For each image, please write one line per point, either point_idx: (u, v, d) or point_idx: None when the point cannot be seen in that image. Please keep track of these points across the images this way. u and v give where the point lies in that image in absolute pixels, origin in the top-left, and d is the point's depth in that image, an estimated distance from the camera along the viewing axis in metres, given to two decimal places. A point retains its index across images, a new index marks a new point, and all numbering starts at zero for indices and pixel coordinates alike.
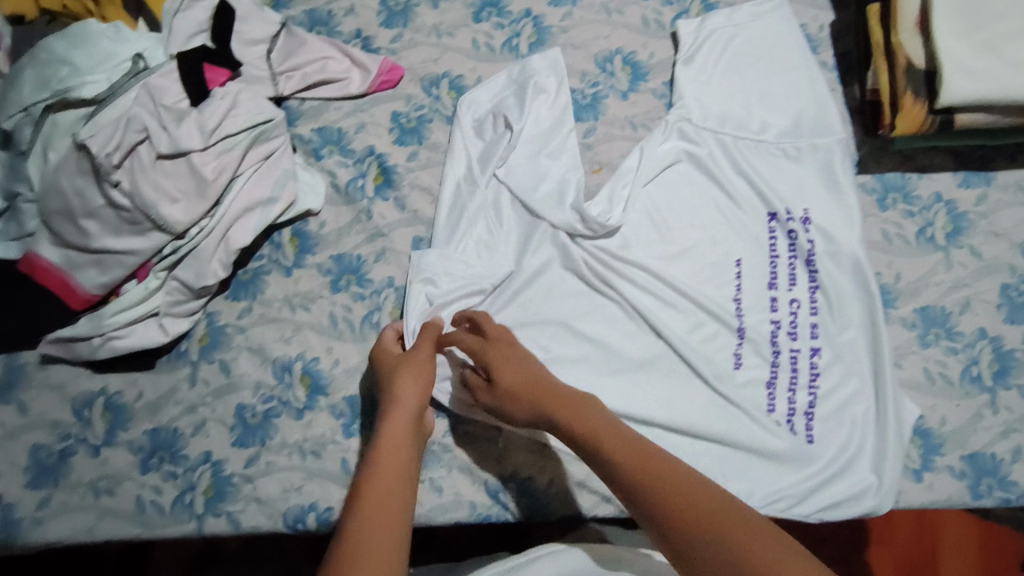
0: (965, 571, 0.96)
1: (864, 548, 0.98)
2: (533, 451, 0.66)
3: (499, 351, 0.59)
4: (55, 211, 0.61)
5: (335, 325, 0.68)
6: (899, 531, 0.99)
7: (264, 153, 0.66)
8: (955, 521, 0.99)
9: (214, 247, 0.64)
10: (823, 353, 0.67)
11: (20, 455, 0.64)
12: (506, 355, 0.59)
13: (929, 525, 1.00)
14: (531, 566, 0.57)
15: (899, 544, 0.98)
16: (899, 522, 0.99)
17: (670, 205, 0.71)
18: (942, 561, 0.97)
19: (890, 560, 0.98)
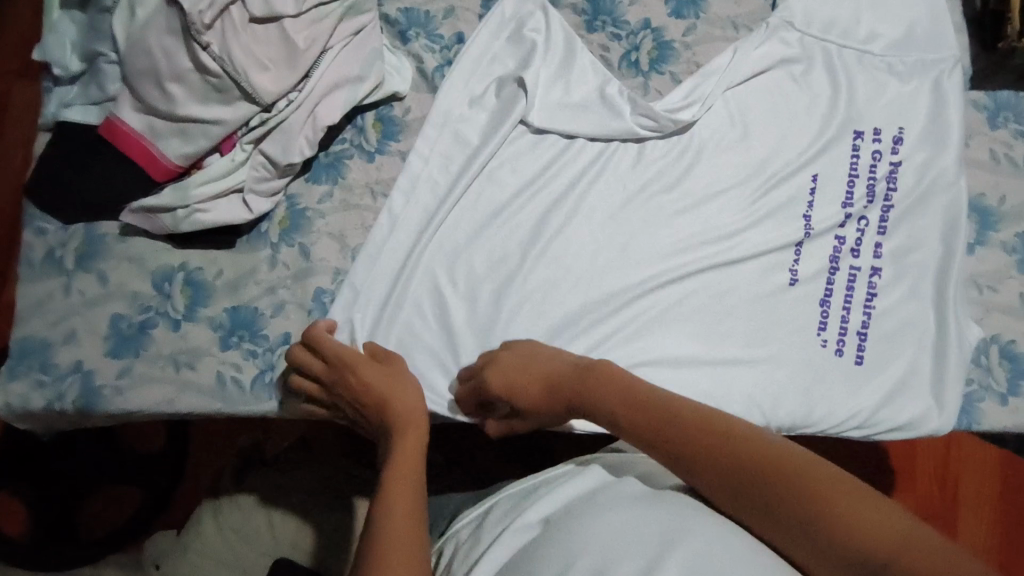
0: (982, 516, 0.97)
1: (889, 491, 0.97)
2: None
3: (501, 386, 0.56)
4: (142, 71, 0.60)
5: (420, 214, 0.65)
6: (921, 476, 0.98)
7: (355, 28, 0.64)
8: (977, 468, 0.98)
9: (302, 122, 0.62)
10: (928, 271, 0.64)
11: (100, 323, 0.63)
12: (512, 363, 0.56)
13: (953, 472, 0.98)
14: (573, 479, 0.52)
15: (923, 489, 0.98)
16: (921, 468, 0.98)
17: (757, 111, 0.67)
18: (962, 506, 0.97)
19: (911, 503, 0.97)
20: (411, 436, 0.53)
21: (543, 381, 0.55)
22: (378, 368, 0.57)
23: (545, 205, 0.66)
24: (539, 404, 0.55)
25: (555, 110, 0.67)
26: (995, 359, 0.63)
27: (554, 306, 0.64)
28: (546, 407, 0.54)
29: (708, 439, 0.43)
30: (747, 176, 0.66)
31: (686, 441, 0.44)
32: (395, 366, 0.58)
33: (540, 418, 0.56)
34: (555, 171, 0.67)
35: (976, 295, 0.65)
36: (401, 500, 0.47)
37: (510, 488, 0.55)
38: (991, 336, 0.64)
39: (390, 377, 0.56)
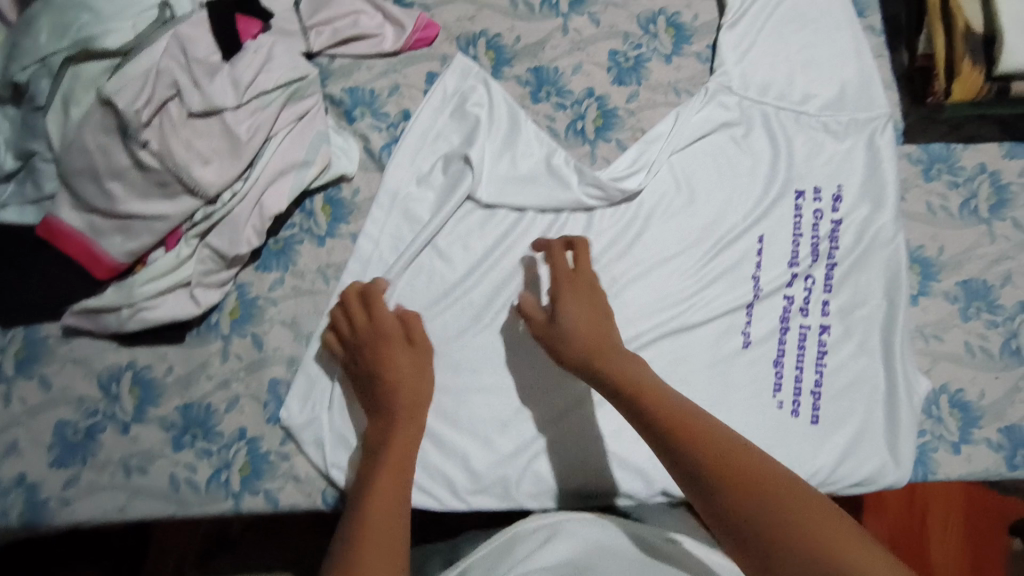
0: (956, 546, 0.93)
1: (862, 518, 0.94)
2: (554, 423, 0.64)
3: (577, 292, 0.58)
4: (79, 170, 0.57)
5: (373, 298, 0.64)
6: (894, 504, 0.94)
7: (299, 112, 0.62)
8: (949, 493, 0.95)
9: (248, 213, 0.60)
10: (874, 325, 0.66)
11: (44, 432, 0.61)
12: (586, 294, 0.58)
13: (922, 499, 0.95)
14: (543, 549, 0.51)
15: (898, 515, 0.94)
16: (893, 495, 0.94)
17: (701, 176, 0.68)
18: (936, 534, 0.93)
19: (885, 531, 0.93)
20: (406, 429, 0.54)
21: (599, 329, 0.56)
22: (405, 351, 0.59)
23: (500, 280, 0.66)
24: (577, 340, 0.55)
25: (505, 185, 0.67)
26: (945, 409, 0.65)
27: (514, 376, 0.65)
28: (582, 337, 0.55)
29: (722, 457, 0.44)
30: (694, 237, 0.67)
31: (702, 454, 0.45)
32: (423, 351, 0.60)
33: (562, 348, 0.56)
34: (509, 244, 0.67)
35: (923, 345, 0.66)
36: (382, 506, 0.49)
37: (478, 550, 0.54)
38: (940, 386, 0.66)
39: (412, 368, 0.58)
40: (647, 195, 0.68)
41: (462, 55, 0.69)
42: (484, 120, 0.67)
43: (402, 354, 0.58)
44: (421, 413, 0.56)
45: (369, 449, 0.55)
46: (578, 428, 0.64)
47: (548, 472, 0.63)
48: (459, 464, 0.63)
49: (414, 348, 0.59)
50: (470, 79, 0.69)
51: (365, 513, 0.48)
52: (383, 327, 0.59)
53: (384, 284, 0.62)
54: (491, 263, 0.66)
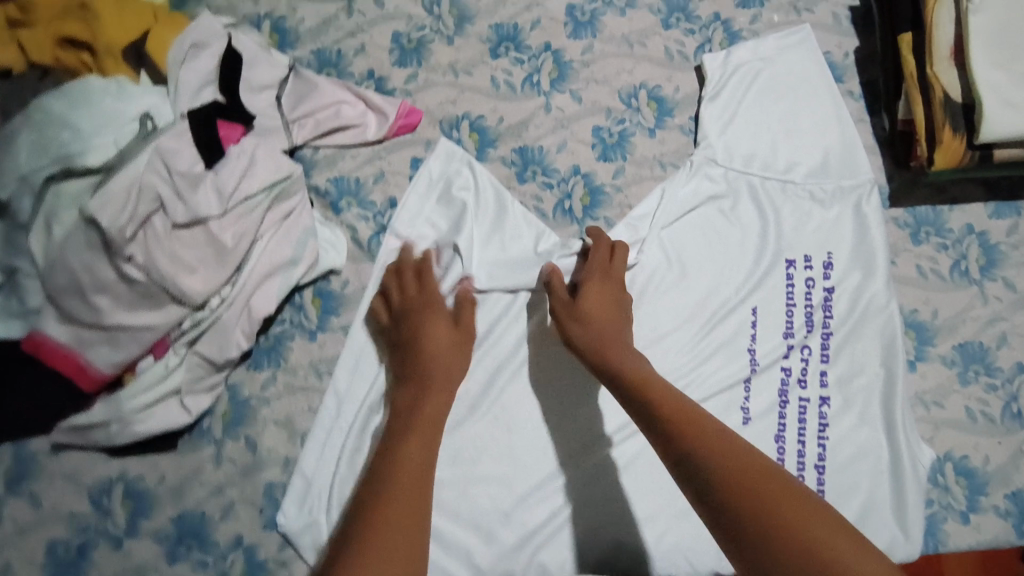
0: None
1: None
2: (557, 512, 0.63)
3: (604, 287, 0.62)
4: (63, 287, 0.57)
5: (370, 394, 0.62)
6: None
7: (285, 212, 0.62)
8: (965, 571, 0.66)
9: (237, 317, 0.60)
10: (874, 394, 0.65)
11: (36, 552, 0.59)
12: (609, 286, 0.62)
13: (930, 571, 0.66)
14: None
15: None
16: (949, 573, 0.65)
17: (692, 250, 0.68)
18: None
19: None
20: (436, 399, 0.55)
21: (611, 320, 0.60)
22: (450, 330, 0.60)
23: (496, 367, 0.65)
24: (596, 330, 0.59)
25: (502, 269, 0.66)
26: (949, 476, 0.65)
27: (514, 464, 0.64)
28: (598, 331, 0.59)
29: (724, 454, 0.48)
30: (686, 312, 0.67)
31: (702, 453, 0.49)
32: (464, 331, 0.61)
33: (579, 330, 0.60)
34: (504, 328, 0.66)
35: (924, 412, 0.66)
36: (411, 462, 0.50)
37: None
38: (943, 453, 0.65)
39: (453, 343, 0.59)
40: (639, 271, 0.67)
41: (445, 138, 0.69)
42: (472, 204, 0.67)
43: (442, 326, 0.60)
44: (452, 382, 0.57)
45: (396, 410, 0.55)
46: (586, 512, 0.63)
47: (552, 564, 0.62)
48: (462, 560, 0.62)
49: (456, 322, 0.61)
50: (456, 163, 0.68)
51: (395, 464, 0.50)
52: (434, 296, 0.61)
53: (431, 256, 0.65)
54: (487, 350, 0.66)
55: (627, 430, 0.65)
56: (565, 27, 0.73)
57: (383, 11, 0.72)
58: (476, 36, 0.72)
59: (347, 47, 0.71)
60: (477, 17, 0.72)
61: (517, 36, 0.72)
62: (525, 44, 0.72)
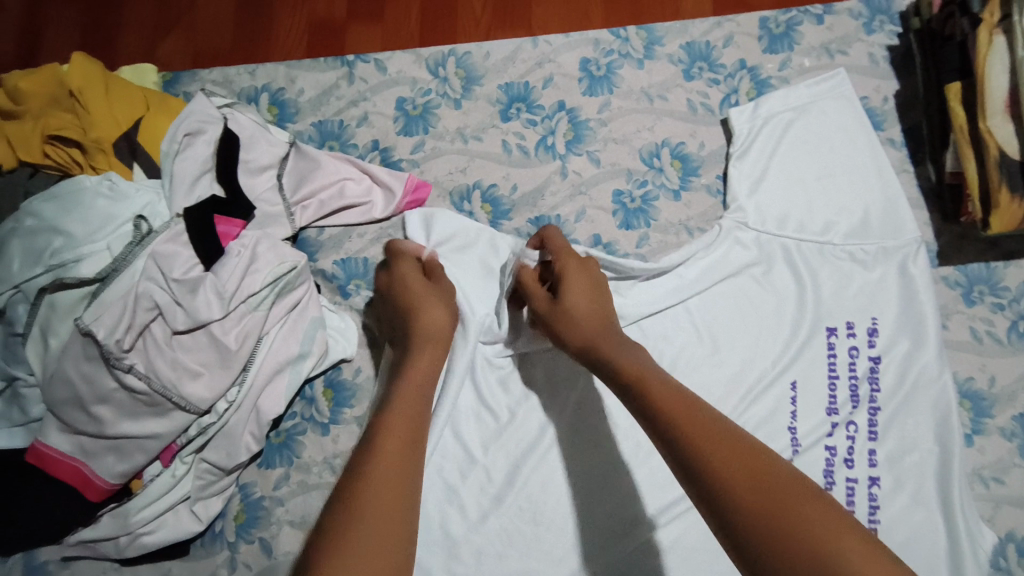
0: None
1: None
2: None
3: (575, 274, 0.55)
4: (62, 400, 0.54)
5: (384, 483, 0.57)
6: None
7: (290, 304, 0.60)
8: None
9: (245, 420, 0.58)
10: (926, 474, 0.60)
11: None
12: (582, 279, 0.55)
13: None
14: None
15: None
16: None
17: (727, 318, 0.63)
18: None
19: None
20: (428, 356, 0.52)
21: (595, 311, 0.53)
22: (431, 288, 0.57)
23: (519, 454, 0.60)
24: (580, 320, 0.52)
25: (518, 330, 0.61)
26: (1013, 560, 0.59)
27: (541, 558, 0.57)
28: (582, 317, 0.52)
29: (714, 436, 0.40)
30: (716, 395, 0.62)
31: (697, 417, 0.41)
32: (444, 289, 0.58)
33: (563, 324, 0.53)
34: (526, 411, 0.62)
35: (983, 490, 0.61)
36: (403, 416, 0.45)
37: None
38: (1005, 534, 0.60)
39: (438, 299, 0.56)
40: (664, 346, 0.63)
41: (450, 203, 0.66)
42: (487, 279, 0.63)
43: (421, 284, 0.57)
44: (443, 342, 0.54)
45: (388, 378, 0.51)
46: None
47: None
48: None
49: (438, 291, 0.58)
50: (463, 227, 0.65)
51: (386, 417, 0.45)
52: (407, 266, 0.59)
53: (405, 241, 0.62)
54: (511, 436, 0.61)
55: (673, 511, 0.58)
56: (580, 83, 0.69)
57: (386, 77, 0.69)
58: (486, 98, 0.69)
59: (349, 117, 0.68)
60: (485, 77, 0.69)
61: (528, 96, 0.69)
62: (538, 104, 0.69)
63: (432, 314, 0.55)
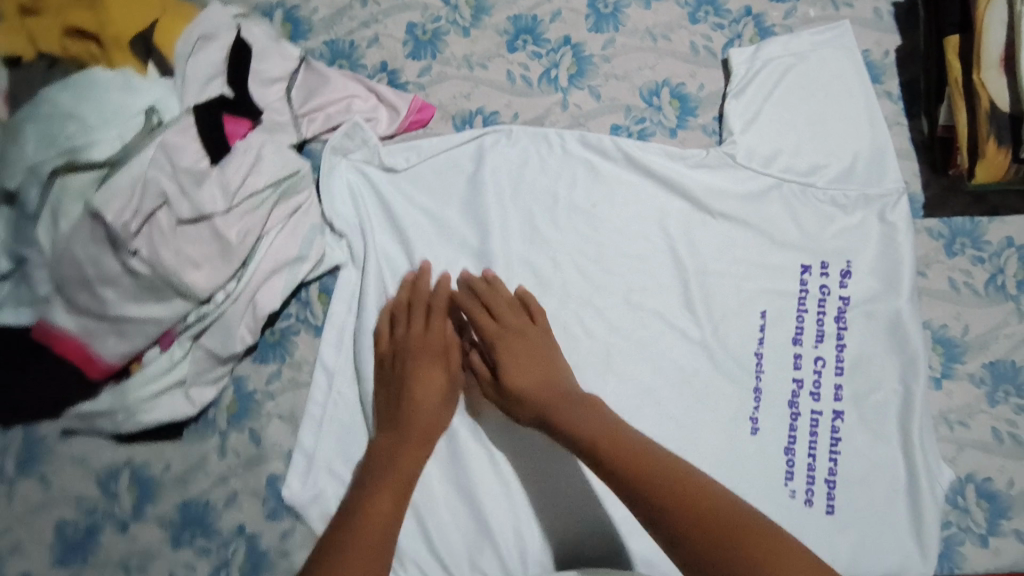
0: None
1: None
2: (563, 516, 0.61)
3: (523, 345, 0.60)
4: (70, 280, 0.58)
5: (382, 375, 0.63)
6: None
7: (291, 209, 0.63)
8: None
9: (241, 313, 0.60)
10: (890, 412, 0.63)
11: (46, 531, 0.61)
12: (526, 352, 0.60)
13: None
14: None
15: None
16: None
17: (712, 248, 0.66)
18: None
19: None
20: (415, 452, 0.58)
21: (549, 383, 0.59)
22: (441, 369, 0.61)
23: None
24: (537, 394, 0.58)
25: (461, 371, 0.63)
26: (971, 499, 0.62)
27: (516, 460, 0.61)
28: (530, 400, 0.58)
29: (677, 489, 0.51)
30: (690, 325, 0.65)
31: (638, 459, 0.53)
32: (453, 365, 0.62)
33: (515, 410, 0.59)
34: None
35: (947, 432, 0.63)
36: (383, 506, 0.55)
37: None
38: (965, 475, 0.62)
39: (443, 387, 0.61)
40: (647, 272, 0.65)
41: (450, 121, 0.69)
42: (472, 198, 0.67)
43: (430, 367, 0.61)
44: (436, 431, 0.60)
45: (373, 457, 0.58)
46: (582, 508, 0.60)
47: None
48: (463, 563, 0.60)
49: (450, 365, 0.62)
50: (468, 147, 0.68)
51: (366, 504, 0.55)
52: (434, 339, 0.62)
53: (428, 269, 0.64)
54: None
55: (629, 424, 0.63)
56: (587, 19, 0.71)
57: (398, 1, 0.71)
58: (494, 29, 0.70)
59: (360, 38, 0.70)
60: (495, 8, 0.71)
61: (535, 29, 0.70)
62: (544, 37, 0.70)
63: (434, 403, 0.60)
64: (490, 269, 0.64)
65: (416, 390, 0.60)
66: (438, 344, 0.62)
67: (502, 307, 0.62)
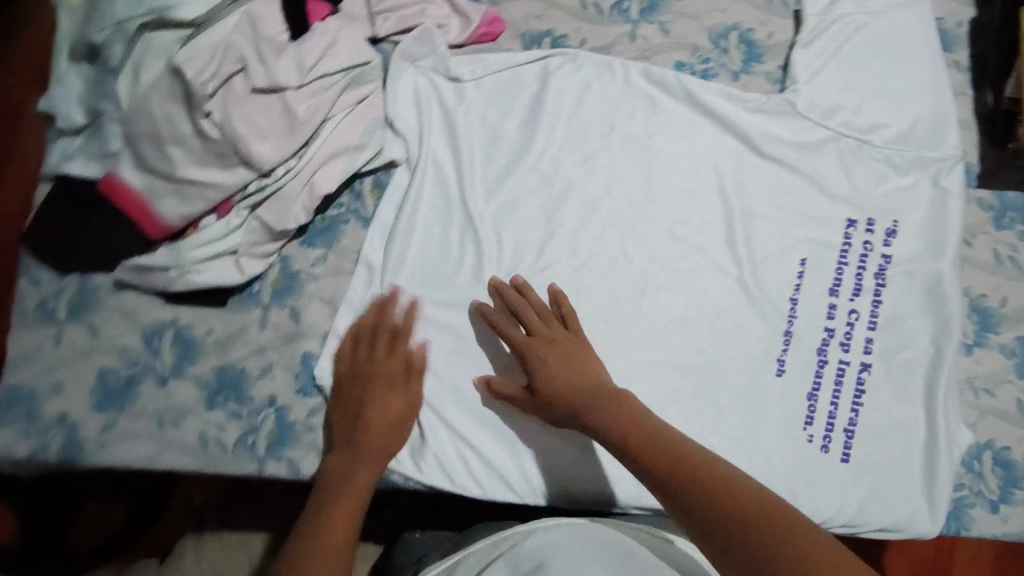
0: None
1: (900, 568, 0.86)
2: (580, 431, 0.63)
3: (560, 355, 0.59)
4: (142, 134, 0.60)
5: (425, 270, 0.65)
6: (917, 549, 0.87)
7: (358, 98, 0.64)
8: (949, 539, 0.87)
9: (299, 190, 0.62)
10: (916, 371, 0.63)
11: (88, 376, 0.64)
12: (564, 356, 0.58)
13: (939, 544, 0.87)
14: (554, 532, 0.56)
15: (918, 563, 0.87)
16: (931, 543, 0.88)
17: (761, 192, 0.66)
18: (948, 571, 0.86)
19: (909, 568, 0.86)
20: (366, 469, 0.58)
21: (577, 386, 0.57)
22: (399, 390, 0.61)
23: (534, 280, 0.65)
24: (563, 400, 0.57)
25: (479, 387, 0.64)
26: (987, 466, 0.63)
27: None
28: (563, 402, 0.57)
29: (723, 491, 0.48)
30: (730, 264, 0.65)
31: (669, 456, 0.51)
32: (414, 387, 0.62)
33: (553, 416, 0.58)
34: (545, 235, 0.65)
35: (971, 398, 0.64)
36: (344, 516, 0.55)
37: (477, 544, 0.58)
38: (984, 441, 0.63)
39: (399, 406, 0.61)
40: (694, 207, 0.66)
41: (519, 39, 0.70)
42: (530, 117, 0.67)
43: (384, 391, 0.61)
44: (389, 451, 0.60)
45: (329, 474, 0.58)
46: None
47: (567, 480, 0.63)
48: (480, 457, 0.63)
49: (409, 389, 0.62)
50: (533, 66, 0.68)
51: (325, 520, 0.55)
52: (388, 365, 0.62)
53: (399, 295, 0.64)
54: (537, 264, 0.65)
55: (658, 350, 0.64)
56: None
57: None
58: None
59: None
60: None
61: None
62: None
63: (386, 425, 0.60)
64: (518, 276, 0.63)
65: (375, 409, 0.60)
66: (394, 367, 0.62)
67: (549, 320, 0.61)
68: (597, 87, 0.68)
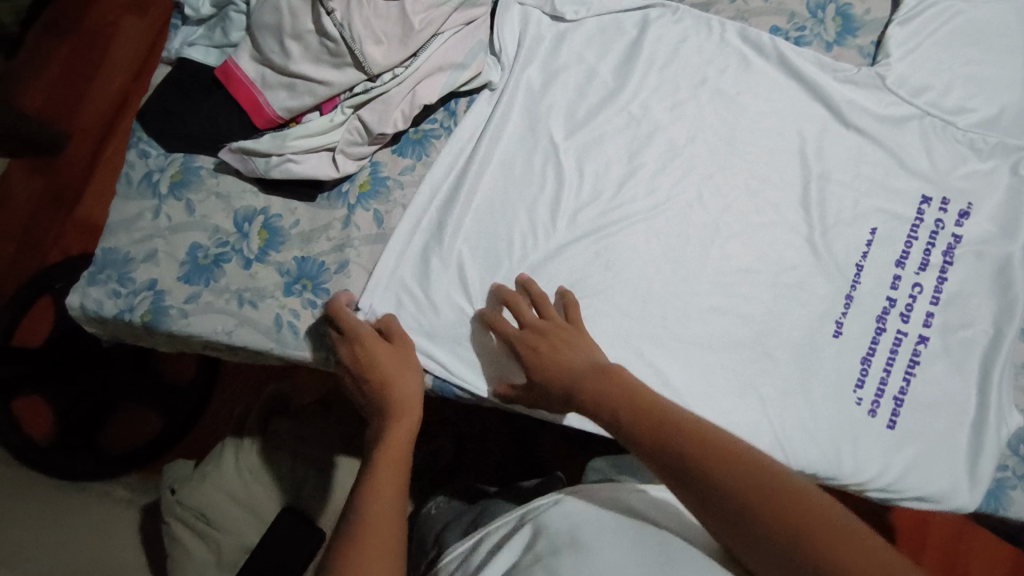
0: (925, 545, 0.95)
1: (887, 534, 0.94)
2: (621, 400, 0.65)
3: (556, 341, 0.60)
4: (267, 26, 0.64)
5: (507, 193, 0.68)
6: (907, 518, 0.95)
7: (468, 18, 0.67)
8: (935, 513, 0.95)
9: (401, 97, 0.66)
10: (974, 350, 0.65)
11: (179, 249, 0.68)
12: (556, 343, 0.59)
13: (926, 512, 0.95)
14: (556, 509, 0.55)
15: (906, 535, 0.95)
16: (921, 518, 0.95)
17: (841, 158, 0.68)
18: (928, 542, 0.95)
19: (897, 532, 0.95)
20: (406, 420, 0.56)
21: (565, 363, 0.58)
22: (392, 349, 0.61)
23: (610, 214, 0.67)
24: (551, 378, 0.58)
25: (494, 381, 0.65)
26: None
27: (611, 295, 0.66)
28: (559, 387, 0.58)
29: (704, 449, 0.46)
30: (802, 223, 0.67)
31: (647, 423, 0.50)
32: (406, 348, 0.62)
33: (550, 403, 0.61)
34: (627, 174, 0.68)
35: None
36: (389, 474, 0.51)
37: (498, 522, 0.57)
38: None
39: (409, 367, 0.60)
40: (772, 166, 0.68)
41: None
42: (624, 61, 0.70)
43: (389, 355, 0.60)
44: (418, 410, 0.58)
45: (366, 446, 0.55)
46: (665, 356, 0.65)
47: None
48: None
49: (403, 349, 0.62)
50: (634, 13, 0.71)
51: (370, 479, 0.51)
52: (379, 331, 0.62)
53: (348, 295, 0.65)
54: (616, 198, 0.68)
55: (723, 298, 0.66)
56: None
57: None
58: None
59: None
60: None
61: None
62: None
63: (408, 385, 0.59)
64: (523, 274, 0.65)
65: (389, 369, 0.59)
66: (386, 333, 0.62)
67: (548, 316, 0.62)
68: (692, 40, 0.70)
